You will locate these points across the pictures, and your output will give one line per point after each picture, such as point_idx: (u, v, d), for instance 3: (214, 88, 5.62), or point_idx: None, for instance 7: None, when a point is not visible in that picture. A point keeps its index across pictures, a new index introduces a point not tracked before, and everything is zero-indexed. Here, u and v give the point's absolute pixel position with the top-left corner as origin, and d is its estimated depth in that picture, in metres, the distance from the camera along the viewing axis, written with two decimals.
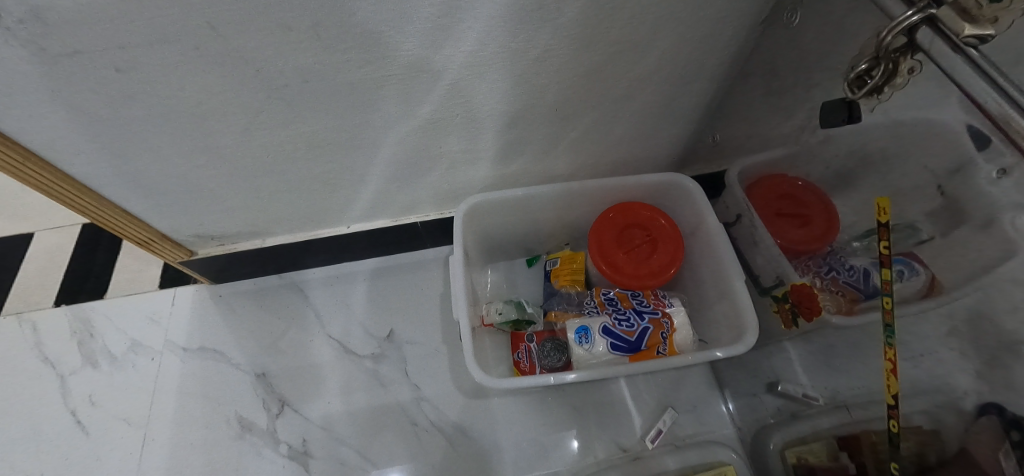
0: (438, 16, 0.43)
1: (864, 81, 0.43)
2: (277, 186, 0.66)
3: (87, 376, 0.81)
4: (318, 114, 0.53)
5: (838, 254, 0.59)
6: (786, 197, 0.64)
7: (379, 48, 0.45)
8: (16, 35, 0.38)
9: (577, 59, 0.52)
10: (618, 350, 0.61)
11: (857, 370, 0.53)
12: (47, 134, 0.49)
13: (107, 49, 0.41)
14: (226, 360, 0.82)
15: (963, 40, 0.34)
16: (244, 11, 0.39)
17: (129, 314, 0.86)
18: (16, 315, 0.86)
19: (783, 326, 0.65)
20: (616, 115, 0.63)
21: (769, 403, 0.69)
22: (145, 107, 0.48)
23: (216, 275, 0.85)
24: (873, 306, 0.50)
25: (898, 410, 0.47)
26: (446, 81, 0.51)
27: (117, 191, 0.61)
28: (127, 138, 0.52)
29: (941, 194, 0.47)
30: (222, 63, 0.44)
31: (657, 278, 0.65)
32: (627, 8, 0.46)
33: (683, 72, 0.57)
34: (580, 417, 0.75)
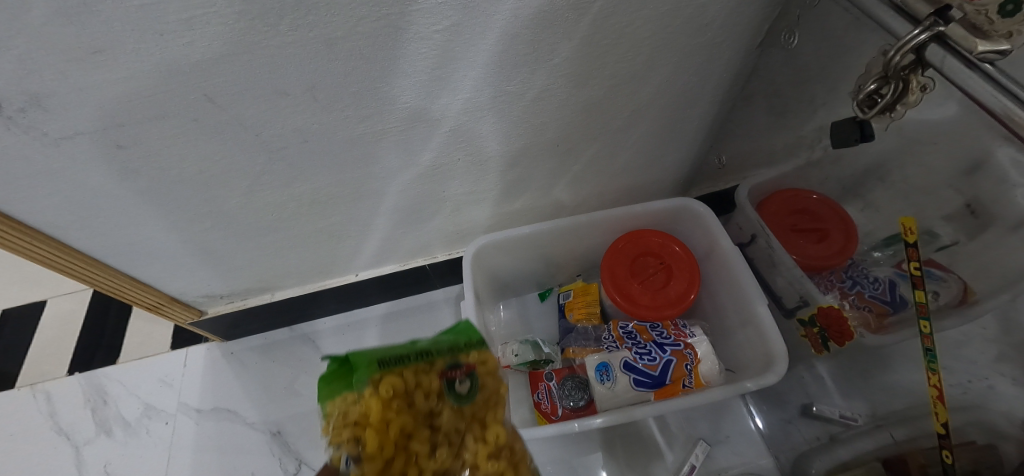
0: (433, 67, 0.43)
1: (874, 100, 0.43)
2: (283, 241, 0.65)
3: (102, 445, 0.79)
4: (318, 171, 0.53)
5: (860, 266, 0.57)
6: (799, 212, 0.62)
7: (376, 104, 0.45)
8: (17, 122, 0.38)
9: (575, 96, 0.51)
10: (642, 385, 0.59)
11: (899, 392, 0.51)
12: (51, 213, 0.49)
13: (107, 128, 0.41)
14: (241, 420, 0.80)
15: (978, 56, 0.33)
16: (242, 82, 0.39)
17: (142, 377, 0.85)
18: (28, 387, 0.85)
19: (814, 351, 0.63)
20: (619, 145, 0.62)
21: (805, 428, 0.66)
22: (147, 179, 0.48)
23: (226, 333, 0.84)
24: (904, 320, 0.49)
25: (950, 439, 0.45)
26: (445, 128, 0.51)
27: (124, 260, 0.60)
28: (130, 210, 0.52)
29: (971, 212, 0.45)
30: (221, 131, 0.44)
31: (675, 307, 0.63)
32: (621, 43, 0.46)
33: (683, 99, 0.57)
34: (608, 457, 0.72)
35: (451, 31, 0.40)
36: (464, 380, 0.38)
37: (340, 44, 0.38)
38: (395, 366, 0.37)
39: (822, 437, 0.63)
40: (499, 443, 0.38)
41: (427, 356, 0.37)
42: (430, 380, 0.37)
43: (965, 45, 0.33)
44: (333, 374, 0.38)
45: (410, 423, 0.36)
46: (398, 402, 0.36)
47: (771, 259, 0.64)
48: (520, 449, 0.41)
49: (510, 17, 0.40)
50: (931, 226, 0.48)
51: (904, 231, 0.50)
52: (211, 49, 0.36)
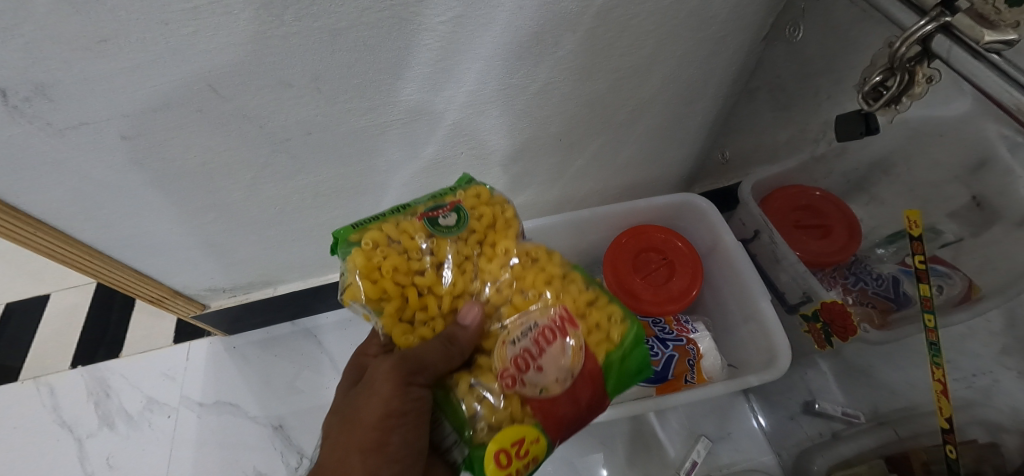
0: (436, 59, 0.43)
1: (880, 92, 0.42)
2: (286, 235, 0.66)
3: (105, 438, 0.80)
4: (321, 163, 0.53)
5: (864, 263, 0.57)
6: (802, 208, 0.62)
7: (379, 96, 0.45)
8: (23, 112, 0.38)
9: (579, 91, 0.51)
10: (643, 380, 0.59)
11: (903, 388, 0.51)
12: (55, 204, 0.49)
13: (111, 119, 0.41)
14: (243, 414, 0.80)
15: (985, 46, 0.32)
16: (245, 72, 0.39)
17: (145, 371, 0.85)
18: (32, 380, 0.85)
19: (816, 347, 0.62)
20: (622, 140, 0.62)
21: (808, 425, 0.66)
22: (150, 171, 0.48)
23: (228, 327, 0.85)
24: (908, 317, 0.49)
25: (954, 434, 0.45)
26: (448, 121, 0.51)
27: (128, 252, 0.61)
28: (134, 202, 0.52)
29: (976, 205, 0.44)
30: (225, 122, 0.44)
31: (677, 302, 0.63)
32: (625, 36, 0.46)
33: (687, 93, 0.57)
34: (609, 453, 0.72)
35: (455, 22, 0.40)
36: (447, 215, 0.49)
37: (345, 34, 0.38)
38: (386, 224, 0.48)
39: (825, 434, 0.63)
40: (507, 248, 0.50)
41: (407, 209, 0.50)
42: (412, 224, 0.48)
43: (972, 34, 0.32)
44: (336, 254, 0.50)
45: (418, 259, 0.47)
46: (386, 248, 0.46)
47: (773, 255, 0.64)
48: (531, 247, 0.52)
49: (514, 10, 0.40)
50: (936, 221, 0.48)
51: (908, 224, 0.51)
52: (215, 39, 0.36)
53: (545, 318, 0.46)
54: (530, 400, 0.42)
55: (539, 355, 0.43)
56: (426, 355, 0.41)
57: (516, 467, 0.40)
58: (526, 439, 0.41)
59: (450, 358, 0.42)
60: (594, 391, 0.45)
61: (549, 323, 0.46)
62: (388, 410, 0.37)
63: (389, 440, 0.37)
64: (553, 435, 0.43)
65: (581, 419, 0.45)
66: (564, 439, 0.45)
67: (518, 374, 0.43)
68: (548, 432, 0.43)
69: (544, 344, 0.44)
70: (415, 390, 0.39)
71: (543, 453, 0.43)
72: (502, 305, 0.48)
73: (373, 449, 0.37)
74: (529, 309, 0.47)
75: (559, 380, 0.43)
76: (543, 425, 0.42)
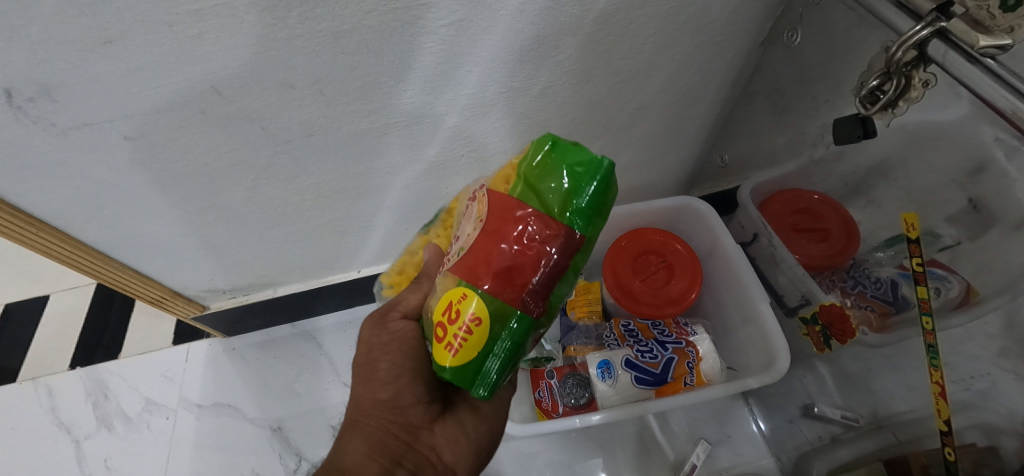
0: (439, 63, 0.43)
1: (877, 96, 0.42)
2: (286, 237, 0.66)
3: (103, 439, 0.80)
4: (323, 165, 0.53)
5: (863, 267, 0.56)
6: (801, 212, 0.62)
7: (381, 98, 0.45)
8: (27, 113, 0.38)
9: (579, 94, 0.52)
10: (643, 382, 0.60)
11: (902, 391, 0.51)
12: (58, 204, 0.49)
13: (114, 119, 0.41)
14: (242, 416, 0.80)
15: (980, 51, 0.33)
16: (248, 75, 0.40)
17: (144, 372, 0.85)
18: (30, 381, 0.85)
19: (815, 350, 0.62)
20: (622, 143, 0.62)
21: (807, 428, 0.66)
22: (153, 172, 0.48)
23: (228, 328, 0.85)
24: (906, 320, 0.49)
25: (952, 436, 0.46)
26: (449, 124, 0.52)
27: (129, 253, 0.61)
28: (136, 203, 0.52)
29: (973, 208, 0.44)
30: (228, 124, 0.44)
31: (676, 305, 0.64)
32: (625, 40, 0.46)
33: (687, 97, 0.57)
34: (609, 455, 0.72)
35: (456, 26, 0.40)
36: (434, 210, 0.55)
37: (347, 38, 0.38)
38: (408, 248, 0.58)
39: (824, 437, 0.63)
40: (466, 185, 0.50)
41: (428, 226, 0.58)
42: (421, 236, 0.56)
43: (967, 39, 0.33)
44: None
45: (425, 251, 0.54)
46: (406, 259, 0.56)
47: (773, 257, 0.65)
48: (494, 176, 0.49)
49: (515, 14, 0.41)
50: (934, 225, 0.48)
51: (906, 227, 0.50)
52: (219, 41, 0.36)
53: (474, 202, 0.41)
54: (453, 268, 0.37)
55: (462, 237, 0.39)
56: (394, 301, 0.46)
57: (451, 336, 0.34)
58: (451, 298, 0.35)
59: (405, 293, 0.45)
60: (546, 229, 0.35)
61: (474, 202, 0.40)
62: (369, 344, 0.43)
63: (376, 370, 0.42)
64: (509, 301, 0.34)
65: (538, 258, 0.34)
66: (529, 284, 0.34)
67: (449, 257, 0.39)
68: (481, 284, 0.34)
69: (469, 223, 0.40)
70: (390, 324, 0.42)
71: (492, 317, 0.33)
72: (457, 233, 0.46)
73: (371, 377, 0.42)
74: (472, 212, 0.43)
75: (472, 234, 0.37)
76: (469, 280, 0.34)
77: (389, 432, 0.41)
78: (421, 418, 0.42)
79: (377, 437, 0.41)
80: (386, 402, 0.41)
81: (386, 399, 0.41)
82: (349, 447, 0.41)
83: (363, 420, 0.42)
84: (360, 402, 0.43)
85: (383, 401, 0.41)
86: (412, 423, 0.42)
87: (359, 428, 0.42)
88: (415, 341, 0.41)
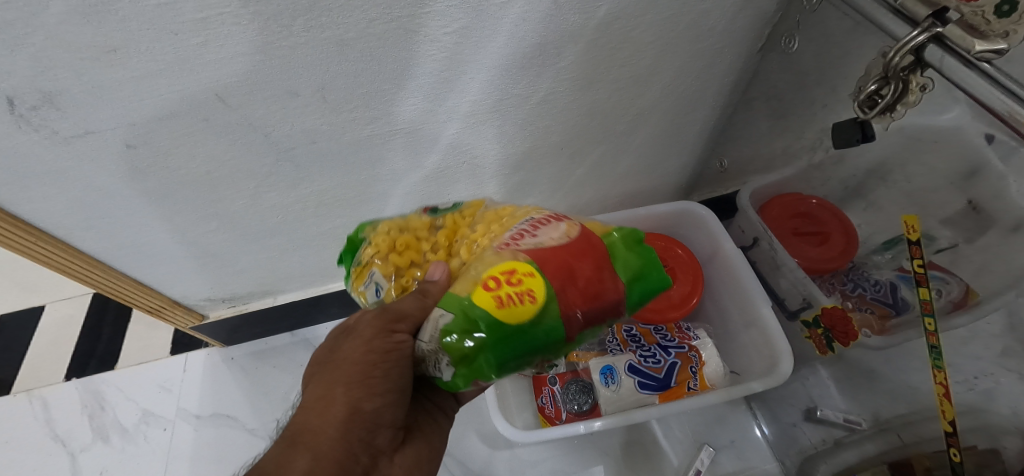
0: (441, 70, 0.44)
1: (875, 101, 0.43)
2: (287, 244, 0.66)
3: (98, 452, 0.78)
4: (324, 173, 0.53)
5: (862, 269, 0.58)
6: (800, 215, 0.63)
7: (383, 105, 0.46)
8: (29, 121, 0.38)
9: (580, 100, 0.52)
10: (647, 388, 0.60)
11: (905, 392, 0.51)
12: (57, 213, 0.49)
13: (117, 128, 0.41)
14: (241, 426, 0.79)
15: (976, 55, 0.34)
16: (252, 83, 0.40)
17: (141, 383, 0.84)
18: (25, 393, 0.84)
19: (817, 353, 0.62)
20: (622, 149, 0.63)
21: (811, 432, 0.66)
22: (154, 179, 0.48)
23: (226, 338, 0.84)
24: (907, 323, 0.49)
25: (957, 437, 0.46)
26: (450, 132, 0.52)
27: (128, 262, 0.61)
28: (135, 211, 0.52)
29: (973, 209, 0.45)
30: (231, 131, 0.45)
31: (678, 310, 0.65)
32: (626, 47, 0.47)
33: (686, 103, 0.58)
34: (612, 463, 0.71)
35: (459, 34, 0.41)
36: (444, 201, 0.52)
37: (351, 45, 0.39)
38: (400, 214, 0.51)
39: (828, 440, 0.63)
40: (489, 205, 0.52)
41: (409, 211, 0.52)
42: (417, 214, 0.50)
43: (963, 44, 0.34)
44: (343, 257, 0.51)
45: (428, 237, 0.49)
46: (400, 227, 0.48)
47: (773, 261, 0.65)
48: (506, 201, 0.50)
49: (518, 21, 0.41)
50: (932, 228, 0.49)
51: (907, 229, 0.51)
52: (224, 49, 0.37)
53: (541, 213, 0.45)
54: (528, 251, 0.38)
55: (534, 230, 0.42)
56: (403, 304, 0.39)
57: (504, 291, 0.36)
58: (516, 268, 0.37)
59: (427, 308, 0.39)
60: (604, 272, 0.39)
61: (544, 215, 0.44)
62: (367, 348, 0.36)
63: (371, 373, 0.36)
64: (562, 284, 0.37)
65: (598, 279, 0.38)
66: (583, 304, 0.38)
67: (512, 242, 0.40)
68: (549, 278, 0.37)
69: (537, 224, 0.42)
70: (398, 335, 0.37)
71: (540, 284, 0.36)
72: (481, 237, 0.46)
73: (359, 381, 0.36)
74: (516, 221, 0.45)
75: (557, 238, 0.40)
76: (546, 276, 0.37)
77: (359, 452, 0.35)
78: (390, 445, 0.37)
79: (340, 458, 0.33)
80: (366, 413, 0.35)
81: (370, 411, 0.35)
82: (292, 464, 0.32)
83: (324, 436, 0.34)
84: (323, 414, 0.35)
85: (367, 413, 0.35)
86: (377, 445, 0.36)
87: (312, 448, 0.33)
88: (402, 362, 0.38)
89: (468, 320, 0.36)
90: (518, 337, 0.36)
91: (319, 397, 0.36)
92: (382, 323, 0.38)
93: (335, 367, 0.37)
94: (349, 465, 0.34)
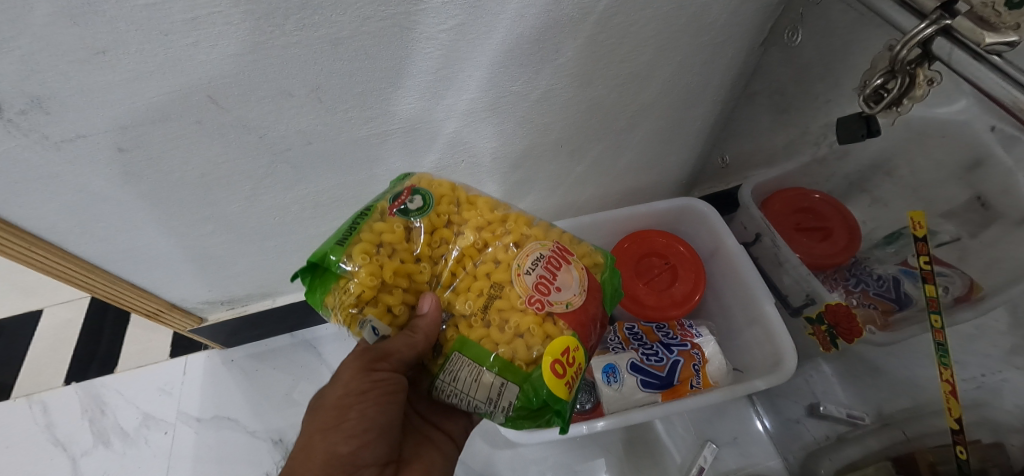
0: (438, 68, 0.43)
1: (880, 95, 0.42)
2: (285, 246, 0.65)
3: (99, 456, 0.78)
4: (321, 174, 0.53)
5: (864, 265, 0.58)
6: (803, 211, 0.63)
7: (380, 105, 0.45)
8: (18, 125, 0.38)
9: (579, 97, 0.51)
10: (649, 386, 0.59)
11: (908, 388, 0.51)
12: (50, 218, 0.48)
13: (109, 131, 0.40)
14: (241, 429, 0.79)
15: (986, 48, 0.33)
16: (244, 83, 0.39)
17: (141, 386, 0.84)
18: (25, 397, 0.83)
19: (821, 350, 0.62)
20: (622, 145, 0.62)
21: (814, 427, 0.66)
22: (147, 183, 0.47)
23: (226, 340, 0.84)
24: (910, 317, 0.49)
25: (963, 434, 0.45)
26: (448, 130, 0.51)
27: (124, 266, 0.60)
28: (128, 214, 0.51)
29: (982, 205, 0.44)
30: (225, 133, 0.44)
31: (680, 307, 0.64)
32: (625, 43, 0.46)
33: (686, 99, 0.57)
34: (615, 460, 0.71)
35: (456, 31, 0.40)
36: (412, 198, 0.47)
37: (346, 44, 0.38)
38: (363, 226, 0.45)
39: (831, 436, 0.63)
40: (461, 199, 0.51)
41: (370, 211, 0.46)
42: (389, 222, 0.46)
43: (973, 37, 0.33)
44: (314, 283, 0.45)
45: (407, 253, 0.46)
46: (373, 252, 0.44)
47: (776, 258, 0.64)
48: (495, 203, 0.52)
49: (515, 17, 0.40)
50: (937, 222, 0.48)
51: (913, 226, 0.51)
52: (215, 50, 0.36)
53: (544, 247, 0.48)
54: (560, 317, 0.45)
55: (554, 278, 0.47)
56: (392, 345, 0.41)
57: (568, 372, 0.43)
58: (569, 346, 0.44)
59: (419, 345, 0.42)
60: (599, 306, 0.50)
61: (553, 252, 0.48)
62: (345, 391, 0.39)
63: (342, 417, 0.38)
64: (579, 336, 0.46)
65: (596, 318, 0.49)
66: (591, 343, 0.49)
67: (541, 298, 0.45)
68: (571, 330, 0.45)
69: (552, 269, 0.47)
70: (378, 373, 0.40)
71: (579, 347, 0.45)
72: (470, 259, 0.48)
73: (332, 427, 0.38)
74: (519, 251, 0.48)
75: (576, 295, 0.47)
76: (574, 331, 0.45)
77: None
78: None
79: None
80: (342, 456, 0.37)
81: (346, 454, 0.37)
82: None
83: None
84: (303, 464, 0.37)
85: (344, 455, 0.37)
86: None
87: None
88: (387, 392, 0.40)
89: (511, 374, 0.43)
90: (537, 387, 0.42)
91: (301, 449, 0.38)
92: (361, 371, 0.40)
93: (315, 414, 0.39)
94: None
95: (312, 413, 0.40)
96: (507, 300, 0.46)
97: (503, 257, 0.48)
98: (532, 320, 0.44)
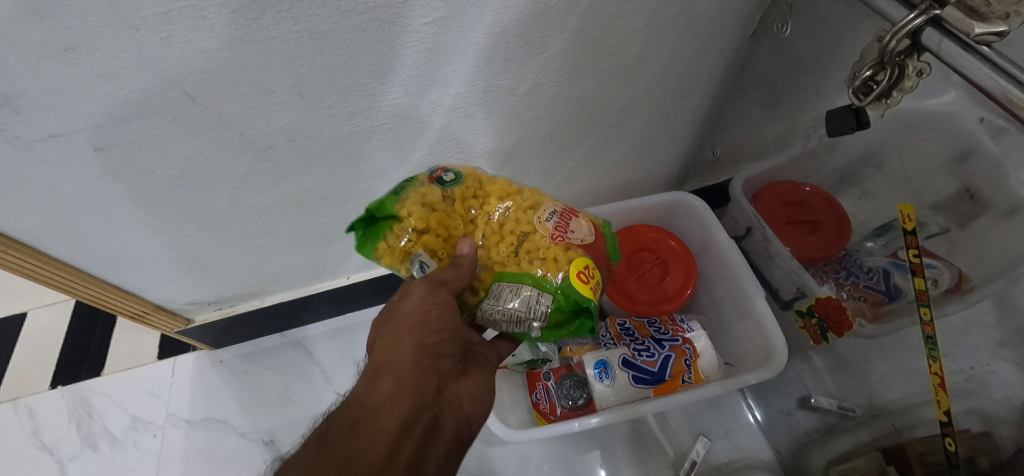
0: (422, 62, 0.42)
1: (870, 87, 0.42)
2: (271, 245, 0.64)
3: (87, 460, 0.77)
4: (306, 171, 0.52)
5: (854, 257, 0.58)
6: (792, 205, 0.63)
7: (364, 100, 0.44)
8: None
9: (568, 90, 0.51)
10: (641, 382, 0.59)
11: (897, 380, 0.51)
12: (27, 220, 0.47)
13: (83, 130, 0.39)
14: (232, 430, 0.78)
15: (976, 38, 0.33)
16: (222, 80, 0.38)
17: (129, 389, 0.83)
18: (10, 402, 0.82)
19: (812, 343, 0.62)
20: (612, 139, 0.61)
21: (805, 419, 0.66)
22: (126, 183, 0.46)
23: (215, 340, 0.82)
24: (899, 310, 0.49)
25: (952, 426, 0.45)
26: (436, 125, 0.50)
27: (106, 267, 0.59)
28: (108, 215, 0.50)
29: (970, 197, 0.44)
30: (205, 131, 0.43)
31: (672, 302, 0.64)
32: (614, 35, 0.45)
33: (676, 93, 0.57)
34: (608, 455, 0.72)
35: (440, 24, 0.39)
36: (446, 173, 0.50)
37: (327, 38, 0.37)
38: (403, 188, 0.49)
39: (822, 428, 0.63)
40: (482, 179, 0.53)
41: (411, 180, 0.50)
42: (428, 188, 0.49)
43: (962, 27, 0.33)
44: (365, 237, 0.49)
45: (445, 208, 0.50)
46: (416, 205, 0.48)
47: (766, 251, 0.65)
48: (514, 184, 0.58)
49: (500, 9, 0.39)
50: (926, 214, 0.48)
51: (903, 219, 0.50)
52: (191, 45, 0.35)
53: (555, 204, 0.51)
54: (579, 247, 0.48)
55: (568, 224, 0.50)
56: (443, 274, 0.45)
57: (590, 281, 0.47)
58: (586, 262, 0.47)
59: (467, 277, 0.46)
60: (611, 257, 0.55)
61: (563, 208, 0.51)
62: (420, 297, 0.42)
63: (427, 316, 0.41)
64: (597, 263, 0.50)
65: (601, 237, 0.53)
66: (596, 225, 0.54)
67: (559, 232, 0.49)
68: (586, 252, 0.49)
69: (569, 216, 0.50)
70: (443, 291, 0.43)
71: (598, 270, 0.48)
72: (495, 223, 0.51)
73: (418, 324, 0.41)
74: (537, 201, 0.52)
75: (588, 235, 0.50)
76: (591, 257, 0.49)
77: (431, 376, 0.39)
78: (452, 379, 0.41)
79: (415, 382, 0.38)
80: (428, 346, 0.40)
81: (432, 343, 0.40)
82: (380, 386, 0.37)
83: (402, 365, 0.38)
84: (396, 351, 0.39)
85: (431, 345, 0.40)
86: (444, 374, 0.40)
87: (392, 375, 0.38)
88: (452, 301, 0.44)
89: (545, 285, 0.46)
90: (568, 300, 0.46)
91: (386, 349, 0.40)
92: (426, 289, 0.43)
93: (389, 327, 0.42)
94: (423, 384, 0.38)
95: (383, 327, 0.42)
96: (530, 238, 0.49)
97: (525, 202, 0.51)
98: (555, 250, 0.47)
